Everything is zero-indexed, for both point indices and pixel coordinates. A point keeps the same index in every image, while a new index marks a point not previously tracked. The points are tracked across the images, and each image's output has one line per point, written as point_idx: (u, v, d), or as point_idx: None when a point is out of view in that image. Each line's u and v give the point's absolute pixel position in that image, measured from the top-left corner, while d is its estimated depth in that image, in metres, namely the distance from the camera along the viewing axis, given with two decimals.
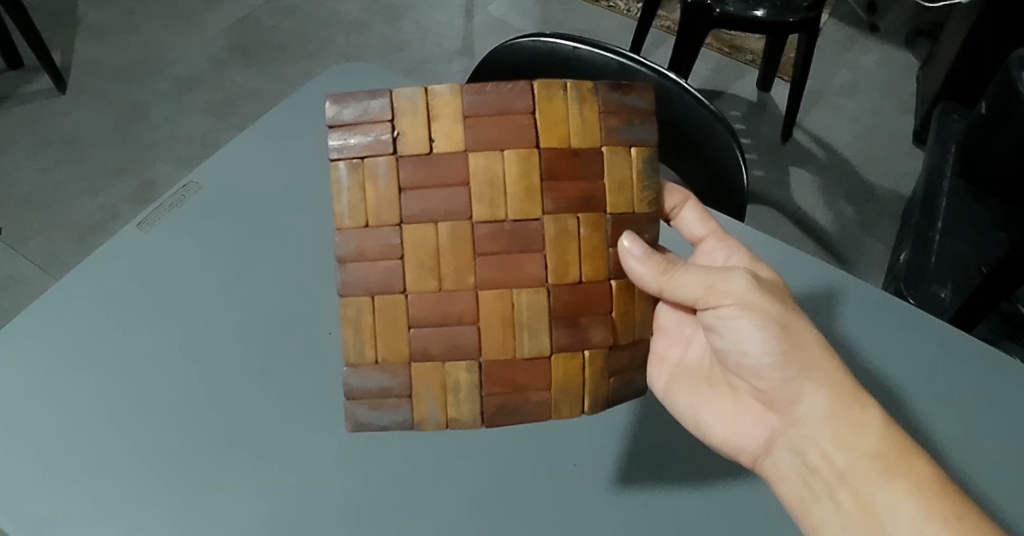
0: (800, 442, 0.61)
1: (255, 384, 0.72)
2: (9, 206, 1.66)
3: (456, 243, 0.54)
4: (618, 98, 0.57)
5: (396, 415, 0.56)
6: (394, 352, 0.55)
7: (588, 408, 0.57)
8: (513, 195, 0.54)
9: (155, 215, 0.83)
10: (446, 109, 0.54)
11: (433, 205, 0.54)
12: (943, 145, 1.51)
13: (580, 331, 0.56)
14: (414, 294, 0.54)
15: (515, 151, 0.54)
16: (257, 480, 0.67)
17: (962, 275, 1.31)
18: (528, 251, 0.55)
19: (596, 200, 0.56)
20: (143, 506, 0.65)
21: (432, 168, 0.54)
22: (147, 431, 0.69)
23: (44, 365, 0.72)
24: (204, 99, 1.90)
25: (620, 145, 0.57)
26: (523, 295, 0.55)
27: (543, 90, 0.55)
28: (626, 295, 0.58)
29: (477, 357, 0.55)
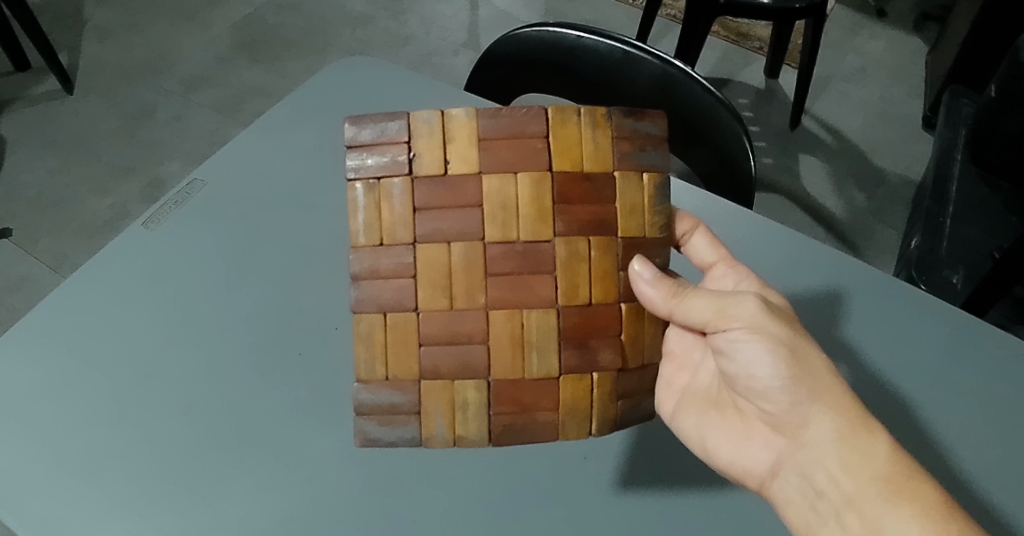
0: (808, 466, 0.60)
1: (266, 384, 0.72)
2: (21, 207, 1.67)
3: (469, 263, 0.54)
4: (632, 124, 0.56)
5: (405, 431, 0.55)
6: (404, 370, 0.55)
7: (595, 430, 0.56)
8: (525, 217, 0.54)
9: (159, 214, 0.83)
10: (461, 132, 0.54)
11: (446, 225, 0.54)
12: (953, 130, 1.48)
13: (589, 353, 0.55)
14: (426, 312, 0.54)
15: (528, 174, 0.54)
16: (268, 475, 0.67)
17: (974, 260, 1.29)
18: (539, 272, 0.54)
19: (607, 224, 0.55)
20: (153, 504, 0.65)
21: (446, 190, 0.54)
22: (155, 430, 0.69)
23: (56, 364, 0.72)
24: (210, 97, 1.90)
25: (632, 170, 0.56)
26: (533, 315, 0.54)
27: (557, 114, 0.55)
28: (635, 318, 0.57)
29: (486, 377, 0.55)
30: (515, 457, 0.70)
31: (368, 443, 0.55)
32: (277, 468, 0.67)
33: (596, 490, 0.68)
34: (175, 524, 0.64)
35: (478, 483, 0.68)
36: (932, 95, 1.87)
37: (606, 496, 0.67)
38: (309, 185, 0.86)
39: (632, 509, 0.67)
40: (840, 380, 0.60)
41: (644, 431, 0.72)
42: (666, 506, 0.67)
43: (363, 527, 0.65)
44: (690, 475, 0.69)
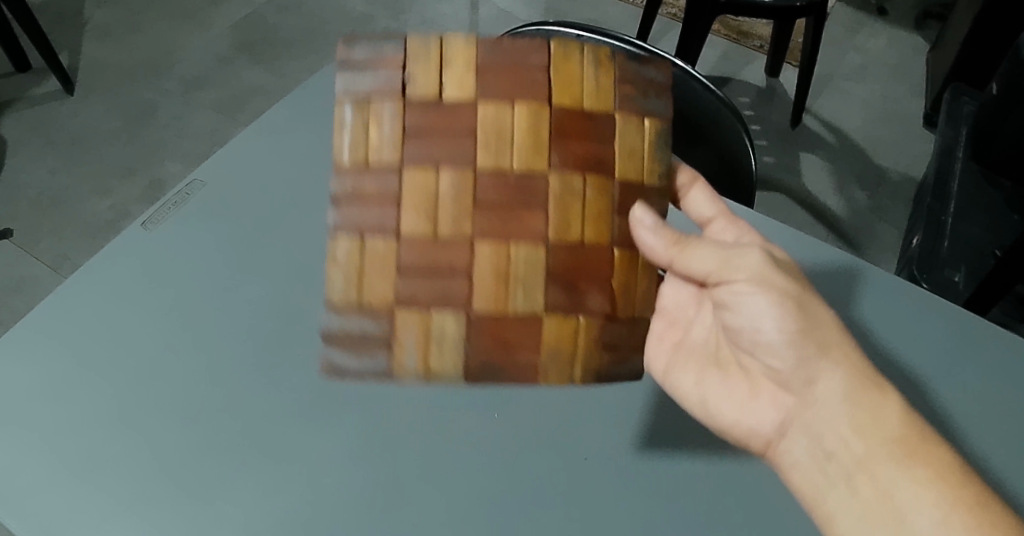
0: (817, 426, 0.59)
1: (266, 383, 0.72)
2: (21, 208, 1.67)
3: (457, 188, 0.46)
4: (634, 68, 0.51)
5: (373, 362, 0.48)
6: (378, 296, 0.47)
7: (577, 380, 0.50)
8: (520, 147, 0.47)
9: (159, 215, 0.83)
10: (459, 55, 0.48)
11: (436, 151, 0.47)
12: (954, 128, 1.48)
13: (577, 296, 0.48)
14: (406, 237, 0.46)
15: (525, 104, 0.47)
16: (268, 477, 0.67)
17: (975, 258, 1.29)
18: (530, 206, 0.47)
19: (605, 164, 0.49)
20: (153, 505, 0.65)
21: (438, 114, 0.47)
22: (155, 430, 0.69)
23: (56, 365, 0.72)
24: (211, 97, 1.90)
25: (634, 115, 0.49)
26: (521, 249, 0.47)
27: (560, 47, 0.48)
28: (628, 267, 0.50)
29: (467, 308, 0.47)
30: (522, 454, 0.69)
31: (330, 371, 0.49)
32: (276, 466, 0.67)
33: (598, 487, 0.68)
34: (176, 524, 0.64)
35: (479, 482, 0.68)
36: (934, 93, 1.86)
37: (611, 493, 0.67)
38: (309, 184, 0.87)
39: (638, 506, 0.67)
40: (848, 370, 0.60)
41: (647, 430, 0.72)
42: (671, 504, 0.67)
43: (364, 528, 0.65)
44: (692, 475, 0.69)
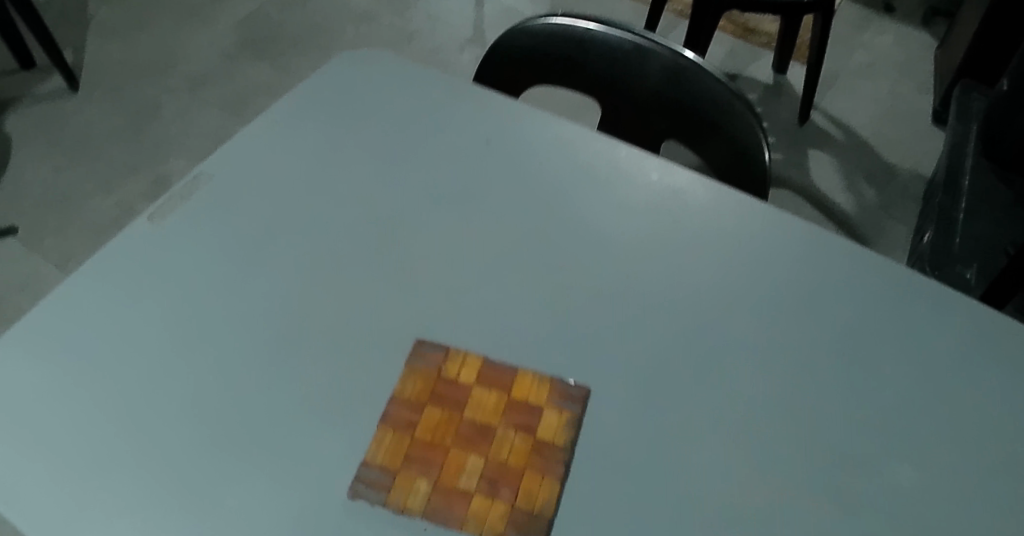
0: (927, 459, 0.58)
1: (272, 371, 0.60)
2: (27, 205, 1.66)
3: (439, 379, 0.59)
4: (564, 406, 0.58)
5: (375, 471, 0.54)
6: (370, 455, 0.55)
7: (484, 533, 0.52)
8: (475, 407, 0.58)
9: (166, 208, 0.71)
10: (459, 368, 0.60)
11: (433, 360, 0.60)
12: (964, 124, 1.46)
13: (496, 483, 0.54)
14: (381, 461, 0.55)
15: (480, 394, 0.59)
16: (287, 475, 0.54)
17: (988, 255, 1.27)
18: (474, 446, 0.56)
19: (529, 427, 0.57)
20: (161, 513, 0.53)
21: (427, 388, 0.59)
22: (167, 427, 0.57)
23: (49, 360, 0.61)
24: (216, 94, 1.89)
25: (560, 419, 0.57)
26: (461, 442, 0.56)
27: (517, 377, 0.60)
28: (540, 458, 0.56)
29: (422, 469, 0.55)
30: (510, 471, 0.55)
31: (353, 497, 0.53)
32: (286, 465, 0.55)
33: (654, 492, 0.54)
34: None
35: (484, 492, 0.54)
36: (944, 90, 1.84)
37: (657, 495, 0.54)
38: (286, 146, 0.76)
39: (678, 508, 0.54)
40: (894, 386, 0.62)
41: None
42: (716, 508, 0.54)
43: None
44: None
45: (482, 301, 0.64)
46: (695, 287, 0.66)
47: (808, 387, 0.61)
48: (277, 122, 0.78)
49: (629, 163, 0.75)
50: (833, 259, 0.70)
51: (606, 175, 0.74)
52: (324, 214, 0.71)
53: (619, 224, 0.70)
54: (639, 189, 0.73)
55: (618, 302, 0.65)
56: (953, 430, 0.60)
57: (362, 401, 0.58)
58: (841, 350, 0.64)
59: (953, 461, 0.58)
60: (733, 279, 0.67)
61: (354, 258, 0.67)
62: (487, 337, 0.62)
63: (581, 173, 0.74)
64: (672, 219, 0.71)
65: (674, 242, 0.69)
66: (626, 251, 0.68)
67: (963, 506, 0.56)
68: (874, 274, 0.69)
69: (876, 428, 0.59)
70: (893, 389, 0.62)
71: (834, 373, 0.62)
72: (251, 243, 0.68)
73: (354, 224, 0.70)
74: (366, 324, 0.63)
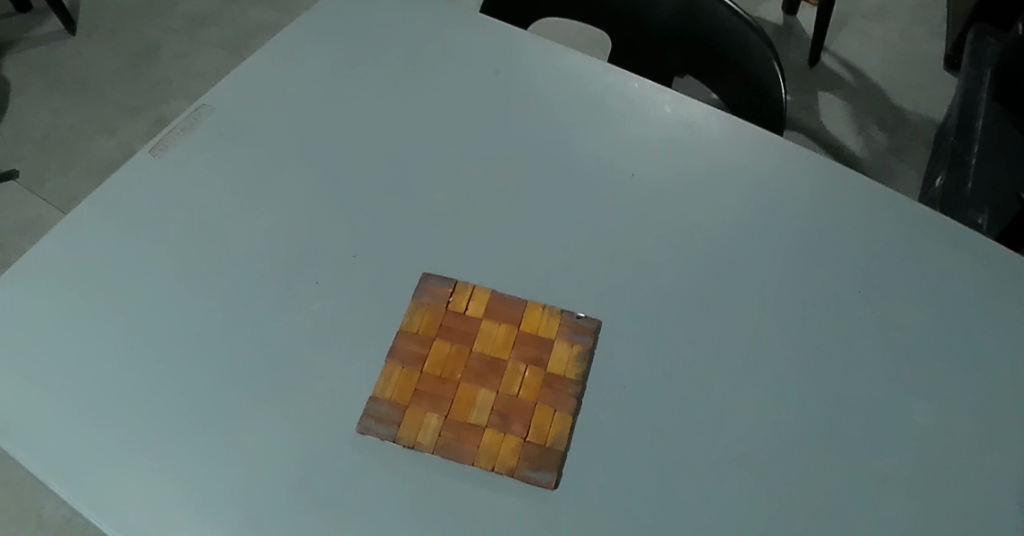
0: (946, 399, 0.56)
1: (273, 308, 0.58)
2: (26, 147, 1.63)
3: (448, 312, 0.58)
4: (574, 337, 0.57)
5: (384, 406, 0.53)
6: (382, 392, 0.54)
7: (497, 468, 0.51)
8: (485, 339, 0.57)
9: (168, 140, 0.68)
10: (466, 302, 0.58)
11: (441, 293, 0.59)
12: (977, 68, 1.38)
13: (507, 418, 0.53)
14: (389, 396, 0.54)
15: (490, 326, 0.57)
16: (296, 409, 0.53)
17: (1001, 201, 1.21)
18: (484, 380, 0.55)
19: (539, 361, 0.56)
20: (174, 444, 0.52)
21: (435, 321, 0.57)
22: (175, 361, 0.56)
23: (57, 296, 0.59)
24: (218, 34, 1.83)
25: (570, 353, 0.56)
26: (471, 377, 0.55)
27: (526, 308, 0.58)
28: (551, 392, 0.55)
29: (432, 406, 0.54)
30: (521, 417, 0.54)
31: (363, 432, 0.52)
32: (291, 402, 0.54)
33: (663, 429, 0.53)
34: (206, 476, 0.51)
35: (499, 430, 0.53)
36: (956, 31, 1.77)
37: (665, 432, 0.53)
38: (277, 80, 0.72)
39: (685, 446, 0.53)
40: (913, 325, 0.59)
41: None
42: (723, 446, 0.53)
43: None
44: None
45: (484, 239, 0.62)
46: (707, 224, 0.64)
47: (820, 326, 0.59)
48: (267, 55, 0.74)
49: (643, 95, 0.71)
50: (850, 194, 0.66)
51: (618, 109, 0.70)
52: (317, 150, 0.68)
53: (627, 160, 0.67)
54: (651, 123, 0.69)
55: (623, 239, 0.63)
56: (972, 373, 0.57)
57: (360, 339, 0.57)
58: (856, 288, 0.61)
59: (971, 404, 0.56)
60: (746, 218, 0.64)
61: (348, 196, 0.65)
62: (489, 275, 0.60)
63: (592, 107, 0.71)
64: (685, 155, 0.68)
65: (685, 179, 0.66)
66: (634, 189, 0.66)
67: (980, 452, 0.54)
68: (895, 209, 0.65)
69: (893, 366, 0.57)
70: (910, 329, 0.59)
71: (847, 312, 0.60)
72: (249, 178, 0.66)
73: (348, 162, 0.67)
74: (360, 265, 0.61)
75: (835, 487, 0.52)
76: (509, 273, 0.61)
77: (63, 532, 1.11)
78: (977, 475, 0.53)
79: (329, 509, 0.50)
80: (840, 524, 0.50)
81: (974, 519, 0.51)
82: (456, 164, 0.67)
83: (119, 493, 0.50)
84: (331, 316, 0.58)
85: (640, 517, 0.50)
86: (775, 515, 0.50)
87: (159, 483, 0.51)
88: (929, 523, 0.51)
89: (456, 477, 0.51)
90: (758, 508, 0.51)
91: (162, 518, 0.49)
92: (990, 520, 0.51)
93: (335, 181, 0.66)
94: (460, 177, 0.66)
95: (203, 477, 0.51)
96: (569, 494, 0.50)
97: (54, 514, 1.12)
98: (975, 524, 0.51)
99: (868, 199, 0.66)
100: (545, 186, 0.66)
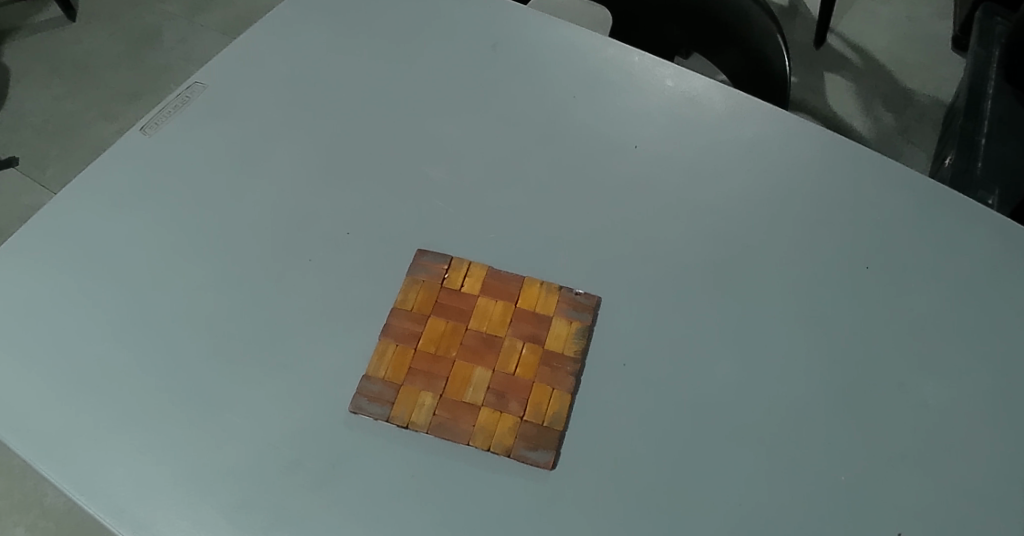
0: (954, 379, 0.54)
1: (266, 286, 0.57)
2: (26, 134, 1.62)
3: (444, 289, 0.56)
4: (572, 314, 0.55)
5: (376, 386, 0.52)
6: (375, 371, 0.53)
7: (493, 448, 0.50)
8: (482, 316, 0.55)
9: (159, 117, 0.67)
10: (463, 278, 0.57)
11: (437, 269, 0.57)
12: (986, 47, 1.34)
13: (504, 397, 0.52)
14: (382, 374, 0.53)
15: (486, 303, 0.56)
16: (288, 390, 0.52)
17: (1012, 180, 1.17)
18: (481, 359, 0.54)
19: (536, 339, 0.55)
20: (163, 425, 0.51)
21: (430, 298, 0.56)
22: (166, 338, 0.55)
23: (47, 276, 0.58)
24: (218, 19, 1.81)
25: (568, 330, 0.55)
26: (467, 355, 0.54)
27: (523, 284, 0.57)
28: (548, 370, 0.53)
29: (427, 385, 0.52)
30: (519, 396, 0.52)
31: (356, 411, 0.51)
32: (284, 381, 0.53)
33: (662, 408, 0.52)
34: (196, 458, 0.50)
35: (494, 410, 0.51)
36: (963, 10, 1.73)
37: (665, 412, 0.52)
38: (267, 57, 0.71)
39: (687, 426, 0.51)
40: (919, 304, 0.57)
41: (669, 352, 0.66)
42: (722, 426, 0.51)
43: None
44: None
45: (479, 217, 0.61)
46: (709, 200, 0.62)
47: (827, 304, 0.57)
48: (258, 33, 0.72)
49: (644, 69, 0.69)
50: (857, 170, 0.64)
51: (618, 83, 0.69)
52: (308, 129, 0.66)
53: (626, 135, 0.66)
54: (652, 97, 0.68)
55: (623, 217, 0.61)
56: (984, 354, 0.55)
57: (353, 319, 0.56)
58: (861, 265, 0.59)
59: (982, 387, 0.54)
60: (750, 193, 0.62)
61: (339, 177, 0.63)
62: (486, 253, 0.59)
63: (590, 80, 0.69)
64: (687, 130, 0.66)
65: (685, 154, 0.64)
66: (632, 164, 0.64)
67: (990, 435, 0.52)
68: (903, 185, 0.63)
69: (897, 345, 0.55)
70: (917, 309, 0.57)
71: (850, 288, 0.58)
72: (241, 155, 0.64)
73: (340, 142, 0.65)
74: (353, 244, 0.59)
75: (837, 469, 0.50)
76: (506, 251, 0.59)
77: (64, 521, 1.10)
78: (986, 459, 0.51)
79: (323, 494, 0.49)
80: (849, 508, 0.49)
81: (982, 505, 0.49)
82: (451, 141, 0.65)
83: (108, 472, 0.49)
84: (323, 297, 0.56)
85: (641, 500, 0.49)
86: (775, 498, 0.49)
87: (148, 461, 0.50)
88: (935, 508, 0.49)
89: (452, 458, 0.50)
90: (760, 489, 0.49)
91: (150, 500, 0.48)
92: (1002, 505, 0.49)
93: (327, 161, 0.64)
94: (455, 157, 0.64)
95: (194, 454, 0.50)
96: (564, 478, 0.49)
97: (55, 502, 1.12)
98: (987, 509, 0.49)
99: (875, 175, 0.64)
100: (543, 164, 0.64)
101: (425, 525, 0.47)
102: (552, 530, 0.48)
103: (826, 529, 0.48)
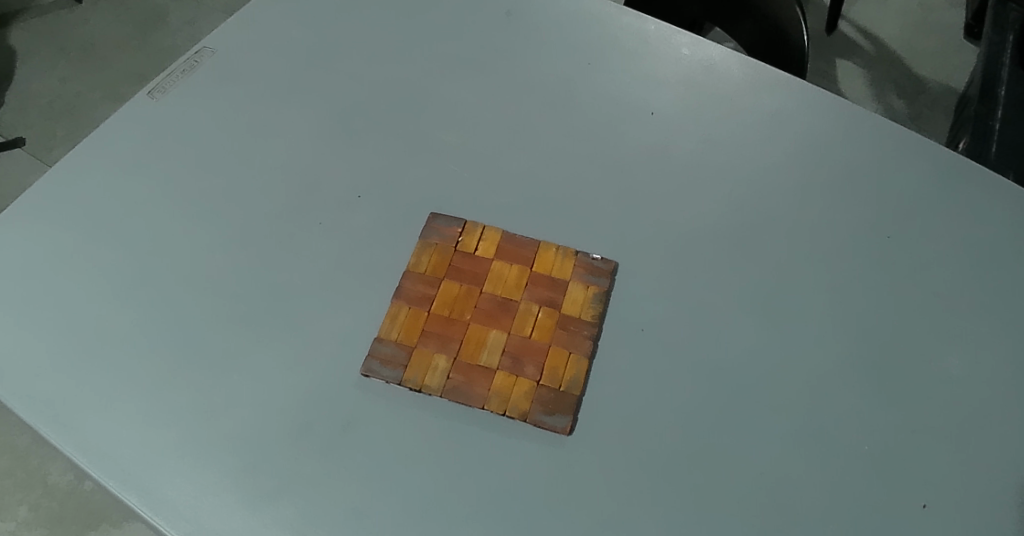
0: (977, 350, 0.53)
1: (273, 251, 0.56)
2: (32, 115, 1.61)
3: (459, 252, 0.55)
4: (588, 279, 0.54)
5: (388, 349, 0.51)
6: (388, 334, 0.52)
7: (509, 411, 0.49)
8: (497, 280, 0.54)
9: (167, 83, 0.65)
10: (477, 241, 0.56)
11: (450, 233, 0.56)
12: (1000, 33, 1.30)
13: (520, 360, 0.51)
14: (394, 337, 0.52)
15: (501, 266, 0.55)
16: (296, 354, 0.51)
17: None
18: (496, 322, 0.52)
19: (552, 303, 0.53)
20: (169, 388, 0.50)
21: (444, 261, 0.55)
22: (172, 302, 0.54)
23: (52, 239, 0.57)
24: (225, 1, 1.79)
25: (585, 294, 0.54)
26: (482, 318, 0.53)
27: (539, 248, 0.56)
28: (564, 334, 0.52)
29: (441, 348, 0.51)
30: (534, 359, 0.51)
31: (367, 373, 0.50)
32: (293, 345, 0.52)
33: (678, 376, 0.51)
34: (202, 422, 0.49)
35: (509, 373, 0.50)
36: None
37: (682, 380, 0.51)
38: (275, 24, 0.69)
39: (703, 393, 0.50)
40: (941, 274, 0.56)
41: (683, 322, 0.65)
42: (739, 394, 0.50)
43: None
44: None
45: (492, 184, 0.59)
46: (727, 168, 0.61)
47: (847, 273, 0.56)
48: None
49: (660, 37, 0.67)
50: (878, 139, 0.62)
51: (634, 50, 0.67)
52: (316, 96, 0.64)
53: (642, 102, 0.64)
54: (668, 65, 0.66)
55: (639, 184, 0.60)
56: (1007, 326, 0.54)
57: (362, 284, 0.54)
58: (882, 235, 0.58)
59: (1008, 359, 0.52)
60: (770, 162, 0.61)
61: (349, 143, 0.62)
62: (499, 218, 0.58)
63: (605, 47, 0.67)
64: (704, 97, 0.64)
65: (702, 122, 0.63)
66: (648, 131, 0.62)
67: (1013, 407, 0.51)
68: (925, 155, 0.61)
69: (918, 315, 0.54)
70: (940, 279, 0.56)
71: (871, 257, 0.57)
72: (249, 120, 0.63)
73: (348, 109, 0.64)
74: (364, 210, 0.58)
75: (857, 438, 0.49)
76: (519, 217, 0.58)
77: (67, 501, 1.10)
78: (1009, 431, 0.50)
79: (331, 458, 0.48)
80: (870, 477, 0.48)
81: (1006, 476, 0.48)
82: (462, 109, 0.64)
83: (113, 435, 0.49)
84: (334, 262, 0.55)
85: (657, 467, 0.47)
86: (792, 467, 0.48)
87: (154, 424, 0.49)
88: (956, 479, 0.48)
89: (465, 423, 0.49)
90: (777, 456, 0.48)
91: (155, 464, 0.48)
92: None
93: (335, 128, 0.63)
94: (466, 123, 0.63)
95: (200, 418, 0.49)
96: (577, 445, 0.48)
97: (58, 481, 1.11)
98: (1013, 481, 0.48)
99: (896, 144, 0.62)
100: (557, 131, 0.63)
101: (436, 490, 0.46)
102: (567, 497, 0.46)
103: (847, 499, 0.47)
